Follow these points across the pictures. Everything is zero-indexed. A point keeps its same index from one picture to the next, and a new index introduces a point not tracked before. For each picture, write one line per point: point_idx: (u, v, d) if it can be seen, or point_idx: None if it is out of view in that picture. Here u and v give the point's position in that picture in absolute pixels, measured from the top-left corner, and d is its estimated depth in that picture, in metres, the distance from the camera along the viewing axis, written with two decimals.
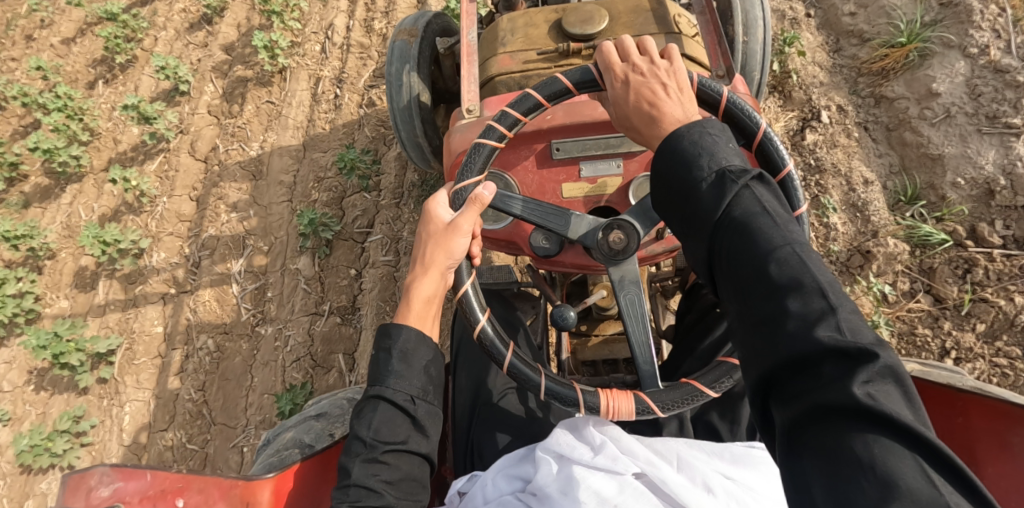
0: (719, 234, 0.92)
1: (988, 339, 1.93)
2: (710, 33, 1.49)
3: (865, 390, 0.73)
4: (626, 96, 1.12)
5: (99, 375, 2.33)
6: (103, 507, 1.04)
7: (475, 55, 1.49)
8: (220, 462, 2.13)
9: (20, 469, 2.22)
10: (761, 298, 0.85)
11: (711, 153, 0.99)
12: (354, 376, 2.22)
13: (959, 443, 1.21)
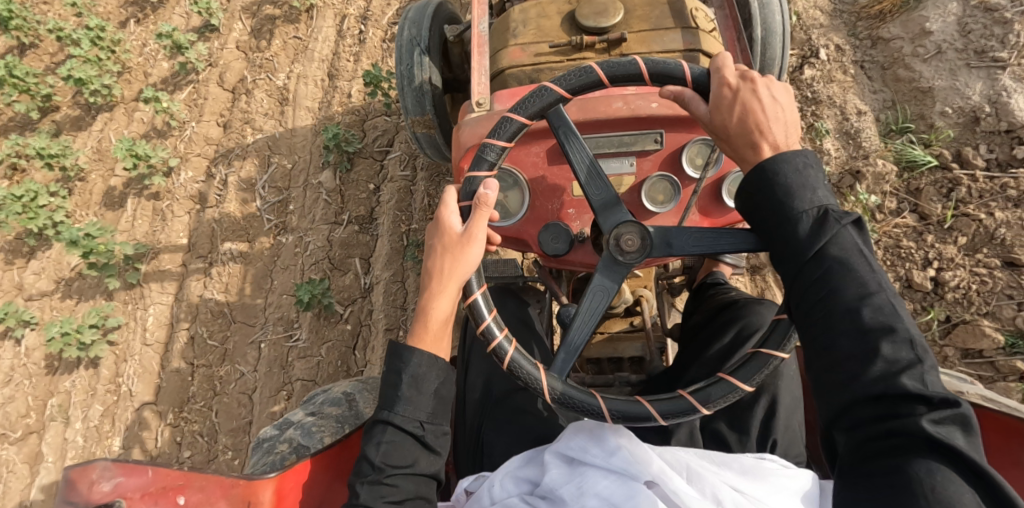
0: (810, 266, 0.95)
1: (969, 252, 2.01)
2: (729, 28, 1.49)
3: (936, 429, 0.84)
4: (730, 112, 1.06)
5: (126, 280, 2.43)
6: (104, 502, 1.02)
7: (486, 46, 1.46)
8: (239, 355, 2.31)
9: (45, 370, 2.38)
10: (855, 336, 0.91)
11: (815, 186, 0.98)
12: (370, 278, 2.38)
13: None
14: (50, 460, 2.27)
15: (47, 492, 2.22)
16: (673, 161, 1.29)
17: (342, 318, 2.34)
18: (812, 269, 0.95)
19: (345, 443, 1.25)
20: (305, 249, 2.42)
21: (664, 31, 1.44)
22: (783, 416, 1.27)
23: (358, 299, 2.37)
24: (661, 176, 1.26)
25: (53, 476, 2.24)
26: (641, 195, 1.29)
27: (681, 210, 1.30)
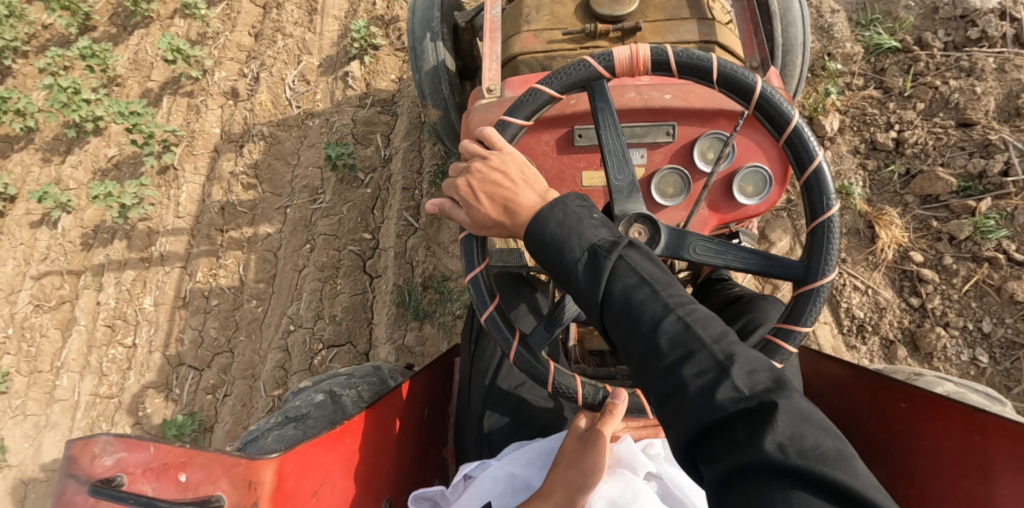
0: (610, 315, 0.95)
1: (927, 117, 2.04)
2: (746, 21, 1.41)
3: (775, 444, 0.77)
4: (478, 201, 1.10)
5: (163, 162, 2.45)
6: (106, 476, 1.04)
7: (498, 32, 1.43)
8: (265, 220, 2.35)
9: (80, 247, 2.43)
10: (666, 373, 0.88)
11: (578, 230, 0.98)
12: (389, 149, 2.42)
13: (974, 461, 1.22)
14: (82, 324, 2.34)
15: (79, 353, 2.32)
16: (685, 155, 1.28)
17: (362, 184, 2.39)
18: (609, 313, 0.95)
19: (348, 426, 1.22)
20: (330, 129, 2.47)
21: (679, 22, 1.42)
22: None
23: (378, 168, 2.41)
24: (671, 169, 1.25)
25: (85, 339, 2.33)
26: (651, 188, 1.27)
27: (689, 204, 1.29)
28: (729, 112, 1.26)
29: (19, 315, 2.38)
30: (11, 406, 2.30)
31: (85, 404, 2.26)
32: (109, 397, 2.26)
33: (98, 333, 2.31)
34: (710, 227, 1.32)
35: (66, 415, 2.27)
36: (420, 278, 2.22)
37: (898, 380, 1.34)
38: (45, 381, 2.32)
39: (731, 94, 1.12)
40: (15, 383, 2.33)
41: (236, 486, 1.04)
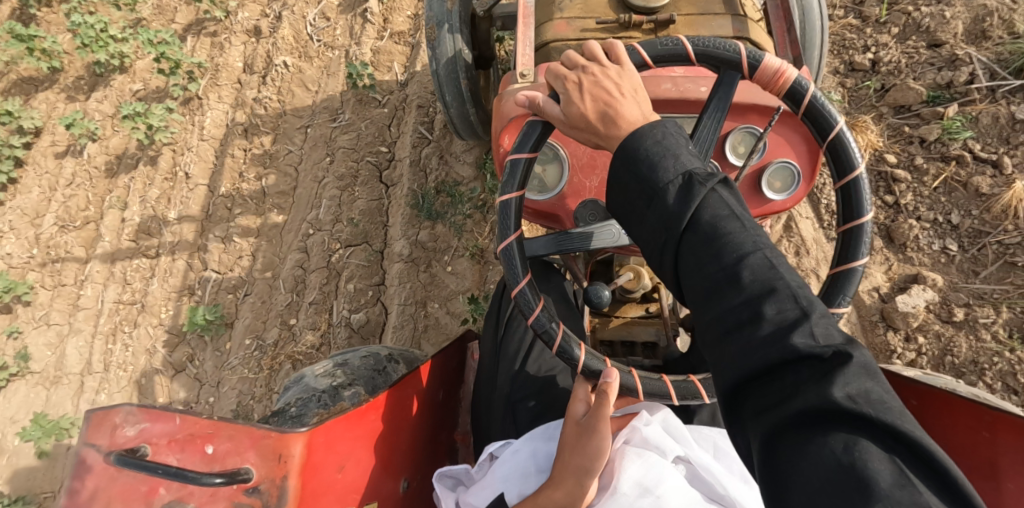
0: (684, 244, 0.91)
1: (902, 40, 2.33)
2: (780, 18, 1.44)
3: (844, 392, 0.74)
4: (580, 99, 1.05)
5: (188, 92, 2.70)
6: (129, 446, 1.02)
7: (532, 17, 1.43)
8: (286, 135, 2.61)
9: (104, 172, 2.67)
10: (731, 313, 0.85)
11: (674, 154, 0.96)
12: (406, 75, 2.67)
13: (982, 456, 1.23)
14: (107, 239, 2.52)
15: (103, 265, 2.50)
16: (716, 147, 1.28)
17: (380, 104, 2.64)
18: (687, 242, 0.91)
19: (372, 403, 1.22)
20: (349, 58, 2.71)
21: (711, 16, 1.43)
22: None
23: (395, 92, 2.66)
24: (701, 161, 1.27)
25: (110, 253, 2.51)
26: None
27: None
28: (762, 107, 1.26)
29: (45, 235, 2.58)
30: (38, 314, 2.51)
31: (109, 310, 2.43)
32: (132, 302, 2.45)
33: (123, 245, 2.50)
34: None
35: (89, 322, 2.45)
36: (434, 183, 2.44)
37: (903, 376, 1.38)
38: (70, 292, 2.52)
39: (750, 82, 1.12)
40: (39, 297, 2.53)
41: (265, 458, 1.03)
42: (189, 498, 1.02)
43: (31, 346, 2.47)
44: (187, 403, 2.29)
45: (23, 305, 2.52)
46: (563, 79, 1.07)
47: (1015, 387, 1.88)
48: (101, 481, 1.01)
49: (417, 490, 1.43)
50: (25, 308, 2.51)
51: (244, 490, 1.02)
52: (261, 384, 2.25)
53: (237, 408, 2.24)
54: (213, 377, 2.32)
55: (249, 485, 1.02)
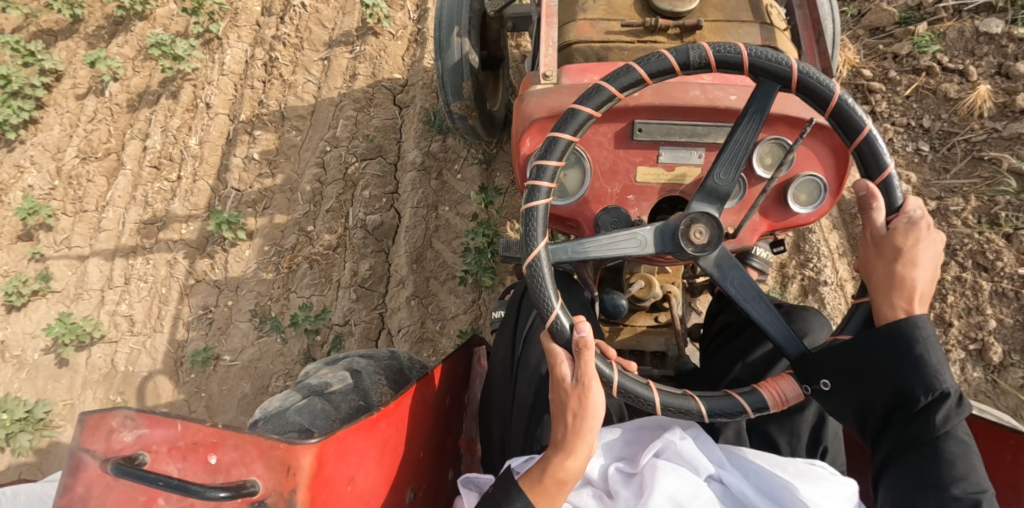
0: (919, 448, 1.00)
1: None
2: (808, 30, 1.40)
3: None
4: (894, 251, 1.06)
5: (208, 32, 2.76)
6: (126, 452, 0.98)
7: (555, 18, 1.39)
8: (305, 65, 2.72)
9: (124, 108, 2.73)
10: (907, 434, 1.01)
11: (938, 367, 0.99)
12: (420, 11, 2.78)
13: (1005, 479, 1.24)
14: (130, 167, 2.60)
15: (125, 190, 2.57)
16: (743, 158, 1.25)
17: (394, 36, 2.75)
18: (919, 451, 1.00)
19: (384, 411, 1.17)
20: None
21: (738, 24, 1.40)
22: (832, 425, 1.28)
23: (409, 26, 2.77)
24: None
25: (131, 181, 2.59)
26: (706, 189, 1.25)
27: (743, 209, 1.27)
28: (789, 117, 1.23)
29: (67, 168, 2.65)
30: (60, 239, 2.54)
31: (132, 229, 2.49)
32: (153, 223, 2.50)
33: (144, 173, 2.58)
34: (759, 233, 1.30)
35: (110, 243, 2.50)
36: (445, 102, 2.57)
37: None
38: (90, 218, 2.57)
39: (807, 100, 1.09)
40: (61, 222, 2.57)
41: (273, 470, 0.98)
42: None
43: (54, 267, 2.50)
44: (208, 307, 2.37)
45: (46, 230, 2.56)
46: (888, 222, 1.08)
47: (986, 264, 2.05)
48: (95, 489, 0.97)
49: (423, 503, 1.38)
50: (47, 233, 2.55)
51: (249, 503, 0.97)
52: (279, 286, 2.37)
53: (255, 307, 2.34)
54: (234, 281, 2.39)
55: (255, 498, 0.96)
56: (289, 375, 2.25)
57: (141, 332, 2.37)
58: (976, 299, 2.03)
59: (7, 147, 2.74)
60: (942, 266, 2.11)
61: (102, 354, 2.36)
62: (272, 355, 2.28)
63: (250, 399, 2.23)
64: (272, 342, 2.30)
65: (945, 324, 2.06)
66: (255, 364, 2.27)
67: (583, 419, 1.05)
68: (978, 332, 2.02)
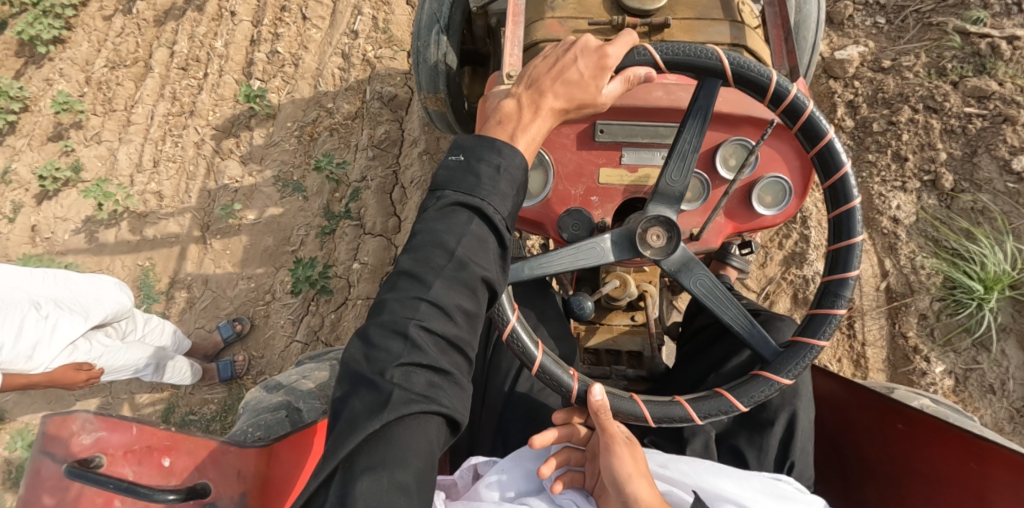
0: None
1: None
2: (776, 27, 1.37)
3: None
4: (623, 463, 1.06)
5: None
6: (84, 455, 0.96)
7: (522, 17, 1.37)
8: None
9: (151, 23, 2.85)
10: None
11: None
12: None
13: (967, 488, 1.22)
14: (157, 71, 2.74)
15: (154, 89, 2.73)
16: (707, 161, 1.24)
17: None
18: None
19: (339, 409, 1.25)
20: None
21: (709, 22, 1.38)
22: (800, 438, 1.22)
23: None
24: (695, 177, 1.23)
25: (159, 82, 2.74)
26: None
27: (707, 210, 1.26)
28: (757, 119, 1.21)
29: (97, 76, 2.82)
30: (91, 135, 2.75)
31: (159, 121, 2.67)
32: (181, 115, 2.67)
33: (172, 74, 2.72)
34: (725, 234, 1.29)
35: (139, 133, 2.69)
36: None
37: (898, 401, 1.33)
38: (119, 116, 2.76)
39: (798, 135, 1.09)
40: (91, 120, 2.77)
41: (224, 474, 1.02)
42: None
43: (84, 158, 2.70)
44: (236, 181, 2.54)
45: (78, 128, 2.77)
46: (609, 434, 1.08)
47: (935, 107, 2.07)
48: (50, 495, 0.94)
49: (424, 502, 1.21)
50: (78, 130, 2.76)
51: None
52: (301, 155, 2.55)
53: (278, 174, 2.52)
54: (258, 155, 2.57)
55: (205, 501, 0.98)
56: (309, 227, 2.47)
57: (169, 205, 2.57)
58: (927, 138, 2.07)
59: (38, 63, 2.93)
60: (896, 111, 2.11)
61: (131, 226, 2.56)
62: (295, 211, 2.49)
63: (272, 250, 2.46)
64: (295, 201, 2.50)
65: (900, 162, 2.10)
66: (277, 220, 2.48)
67: (548, 98, 0.97)
68: (931, 165, 2.07)
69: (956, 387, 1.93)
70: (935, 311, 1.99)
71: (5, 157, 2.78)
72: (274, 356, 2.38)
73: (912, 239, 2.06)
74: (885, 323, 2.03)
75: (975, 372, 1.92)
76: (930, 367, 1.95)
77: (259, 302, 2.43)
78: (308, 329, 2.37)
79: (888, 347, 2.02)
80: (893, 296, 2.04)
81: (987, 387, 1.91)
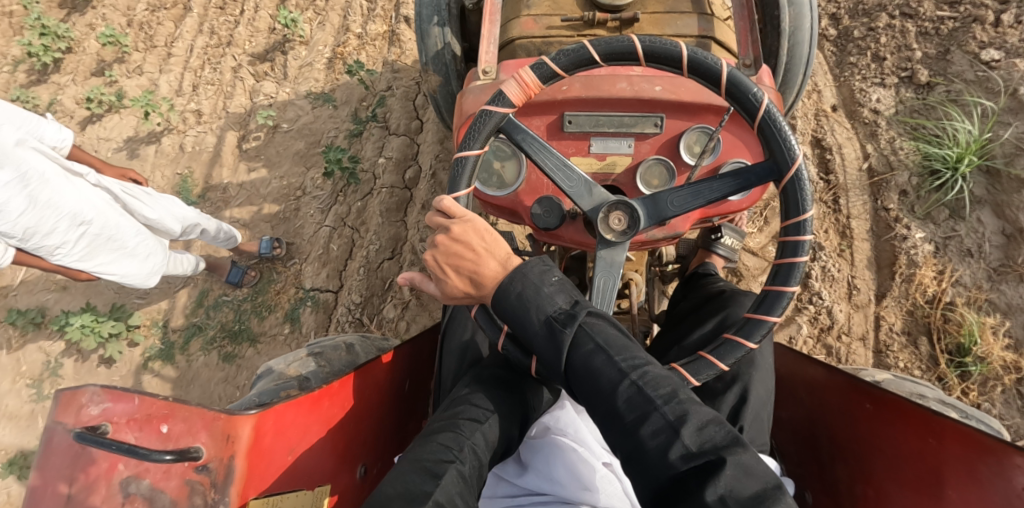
0: None
1: None
2: (743, 19, 1.40)
3: (684, 455, 0.92)
4: (445, 276, 1.09)
5: None
6: (92, 425, 1.07)
7: (498, 15, 1.45)
8: None
9: None
10: None
11: None
12: None
13: (927, 462, 1.27)
14: (196, 11, 2.98)
15: (193, 27, 2.95)
16: (672, 147, 1.29)
17: None
18: None
19: (326, 390, 1.27)
20: None
21: (679, 15, 1.44)
22: (753, 404, 1.30)
23: None
24: (657, 160, 1.27)
25: (198, 21, 2.97)
26: (636, 178, 1.30)
27: None
28: (718, 107, 1.27)
29: (139, 18, 3.03)
30: (132, 68, 2.94)
31: (198, 52, 2.89)
32: (218, 47, 2.90)
33: (210, 13, 2.96)
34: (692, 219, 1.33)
35: (179, 64, 2.89)
36: None
37: (863, 381, 1.37)
38: (161, 51, 2.96)
39: (737, 106, 1.13)
40: (134, 55, 2.97)
41: (215, 438, 1.11)
42: (145, 474, 1.08)
43: (127, 88, 2.89)
44: (270, 96, 2.73)
45: (120, 62, 2.96)
46: (440, 247, 1.09)
47: (911, 13, 2.25)
48: (68, 456, 1.05)
49: (341, 492, 1.32)
50: (121, 64, 2.95)
51: (194, 468, 1.09)
52: (331, 74, 2.73)
53: (311, 89, 2.71)
54: (292, 75, 2.77)
55: (198, 463, 1.09)
56: (338, 131, 2.64)
57: (207, 121, 2.76)
58: (904, 40, 2.24)
59: (81, 11, 3.11)
60: (875, 19, 2.29)
61: (171, 142, 2.75)
62: (325, 118, 2.67)
63: (304, 152, 2.62)
64: (325, 110, 2.68)
65: (879, 61, 2.26)
66: (309, 126, 2.66)
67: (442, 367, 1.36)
68: (907, 63, 2.22)
69: (936, 252, 2.04)
70: (914, 186, 2.11)
71: (50, 92, 2.96)
72: (302, 241, 2.50)
73: (893, 126, 2.20)
74: (868, 199, 2.16)
75: (954, 239, 2.04)
76: (910, 233, 2.07)
77: (291, 197, 2.57)
78: (336, 216, 2.50)
79: (872, 219, 2.15)
80: (874, 173, 2.17)
81: (965, 251, 2.02)
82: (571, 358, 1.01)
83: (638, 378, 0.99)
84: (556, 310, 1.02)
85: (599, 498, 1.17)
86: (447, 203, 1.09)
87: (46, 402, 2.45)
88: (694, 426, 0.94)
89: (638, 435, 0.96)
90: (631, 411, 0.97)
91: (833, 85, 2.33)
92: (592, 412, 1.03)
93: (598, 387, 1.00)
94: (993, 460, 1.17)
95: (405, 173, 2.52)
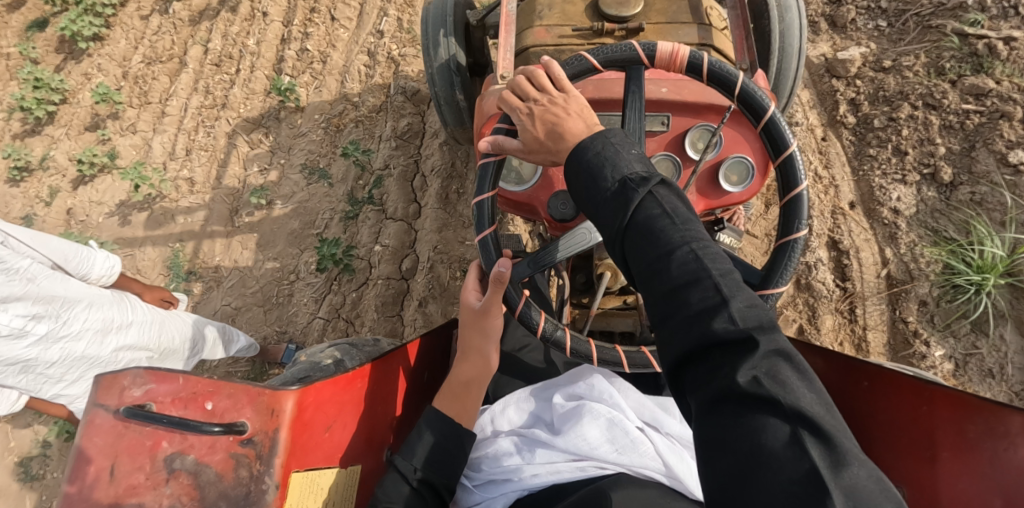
0: None
1: None
2: (738, 27, 1.54)
3: (729, 323, 0.87)
4: (532, 125, 1.16)
5: None
6: (136, 405, 1.12)
7: (513, 25, 1.56)
8: None
9: (187, 24, 3.20)
10: None
11: None
12: None
13: (920, 426, 1.36)
14: (191, 67, 3.07)
15: (187, 84, 3.04)
16: (677, 144, 1.40)
17: None
18: None
19: (358, 372, 1.34)
20: None
21: (679, 25, 1.56)
22: None
23: None
24: (664, 156, 1.37)
25: (193, 77, 3.06)
26: None
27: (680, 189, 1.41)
28: (719, 108, 1.38)
29: (133, 70, 3.13)
30: (126, 125, 3.04)
31: (192, 113, 2.97)
32: (213, 107, 2.98)
33: (205, 70, 3.05)
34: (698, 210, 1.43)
35: (173, 125, 2.98)
36: None
37: (856, 362, 1.48)
38: (155, 108, 3.06)
39: (780, 173, 1.23)
40: (128, 111, 3.07)
41: (260, 413, 1.16)
42: (190, 450, 1.13)
43: (120, 147, 2.98)
44: (264, 168, 2.82)
45: (115, 118, 3.06)
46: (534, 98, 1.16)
47: (934, 104, 2.29)
48: (114, 435, 1.11)
49: (368, 474, 1.39)
50: (115, 120, 3.05)
51: (239, 442, 1.15)
52: (328, 144, 2.82)
53: (305, 162, 2.80)
54: (286, 144, 2.86)
55: (245, 436, 1.15)
56: (333, 212, 2.70)
57: (199, 191, 2.82)
58: (926, 133, 2.27)
59: (77, 59, 3.26)
60: (896, 108, 2.35)
61: (162, 210, 2.80)
62: (320, 196, 2.73)
63: (298, 233, 2.69)
64: (320, 188, 2.75)
65: (900, 156, 2.31)
66: (303, 205, 2.72)
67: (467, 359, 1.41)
68: (930, 158, 2.26)
69: (956, 371, 2.06)
70: (934, 297, 2.13)
71: (42, 145, 3.07)
72: (295, 331, 2.55)
73: (912, 228, 2.23)
74: (885, 309, 2.18)
75: (975, 357, 2.05)
76: (929, 351, 2.09)
77: (283, 282, 2.62)
78: (329, 307, 2.55)
79: (889, 332, 2.17)
80: (893, 283, 2.20)
81: (986, 372, 2.04)
82: (634, 216, 1.00)
83: (698, 248, 0.95)
84: (631, 173, 1.04)
85: (630, 460, 1.24)
86: (560, 75, 1.18)
87: (35, 483, 2.46)
88: (744, 302, 0.89)
89: (684, 296, 0.92)
90: (681, 273, 0.93)
91: (851, 180, 2.38)
92: (635, 270, 0.99)
93: (655, 247, 0.96)
94: (978, 418, 1.27)
95: (402, 263, 2.58)
